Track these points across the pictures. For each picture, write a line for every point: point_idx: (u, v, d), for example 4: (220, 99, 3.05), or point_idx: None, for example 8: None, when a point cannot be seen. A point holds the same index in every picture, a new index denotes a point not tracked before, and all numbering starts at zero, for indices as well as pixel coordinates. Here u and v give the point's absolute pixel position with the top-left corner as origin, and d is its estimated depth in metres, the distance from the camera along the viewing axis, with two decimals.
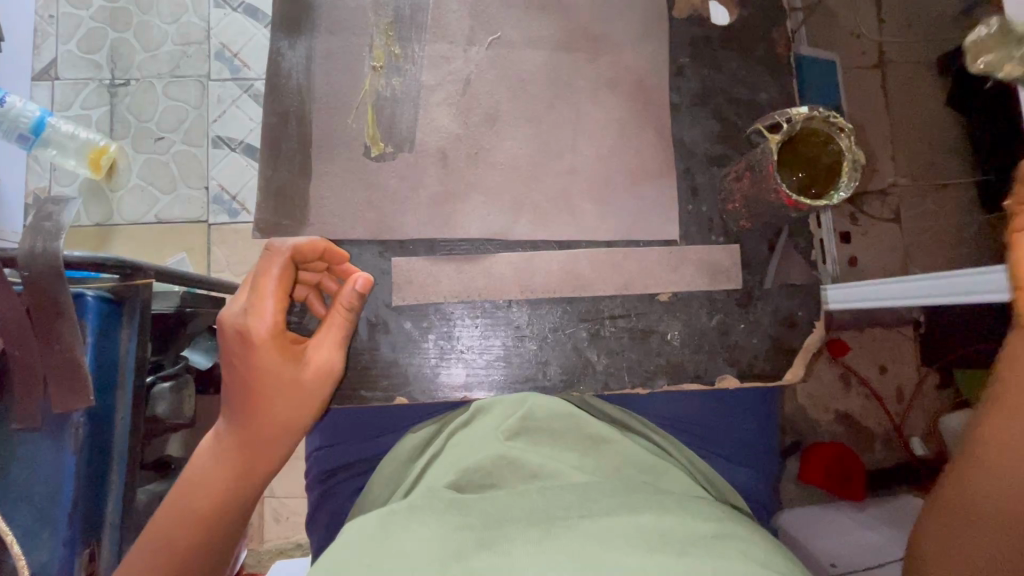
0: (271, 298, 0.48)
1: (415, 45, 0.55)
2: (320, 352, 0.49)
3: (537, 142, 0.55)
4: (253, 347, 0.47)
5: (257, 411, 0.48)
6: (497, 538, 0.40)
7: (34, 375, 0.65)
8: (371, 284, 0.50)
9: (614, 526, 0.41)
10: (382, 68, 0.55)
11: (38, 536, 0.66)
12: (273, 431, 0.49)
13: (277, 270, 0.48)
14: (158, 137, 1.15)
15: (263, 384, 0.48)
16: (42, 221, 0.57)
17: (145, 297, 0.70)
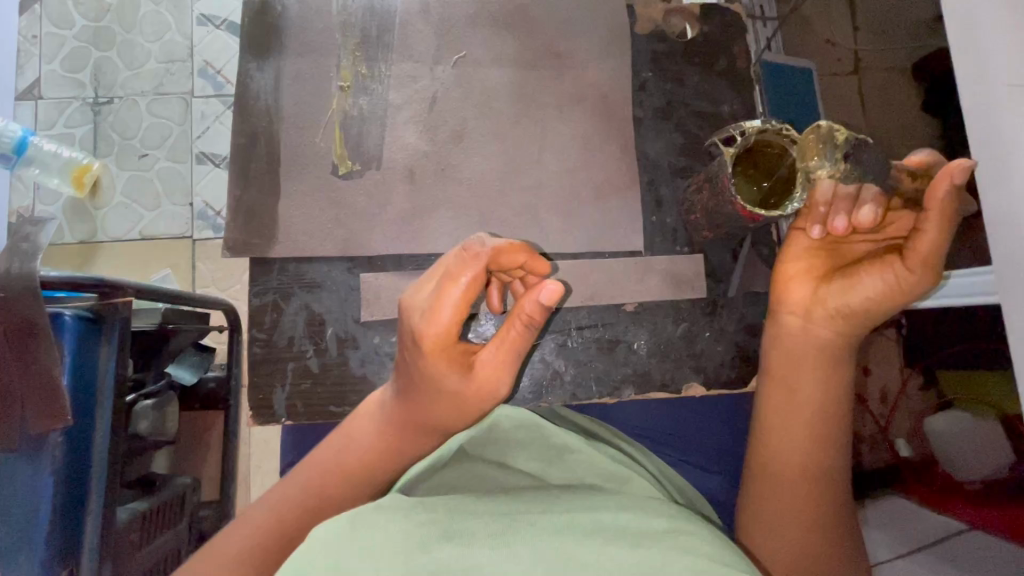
0: (454, 307, 0.45)
1: (382, 65, 0.57)
2: (495, 368, 0.47)
3: (503, 159, 0.57)
4: (425, 350, 0.46)
5: (415, 410, 0.48)
6: (459, 531, 0.41)
7: (12, 397, 0.65)
8: (556, 297, 0.46)
9: (574, 522, 0.42)
10: (349, 87, 0.56)
11: (15, 558, 0.67)
12: (428, 427, 0.49)
13: (464, 277, 0.44)
14: (142, 154, 1.16)
15: (433, 388, 0.47)
16: (22, 242, 0.63)
17: (125, 315, 0.70)
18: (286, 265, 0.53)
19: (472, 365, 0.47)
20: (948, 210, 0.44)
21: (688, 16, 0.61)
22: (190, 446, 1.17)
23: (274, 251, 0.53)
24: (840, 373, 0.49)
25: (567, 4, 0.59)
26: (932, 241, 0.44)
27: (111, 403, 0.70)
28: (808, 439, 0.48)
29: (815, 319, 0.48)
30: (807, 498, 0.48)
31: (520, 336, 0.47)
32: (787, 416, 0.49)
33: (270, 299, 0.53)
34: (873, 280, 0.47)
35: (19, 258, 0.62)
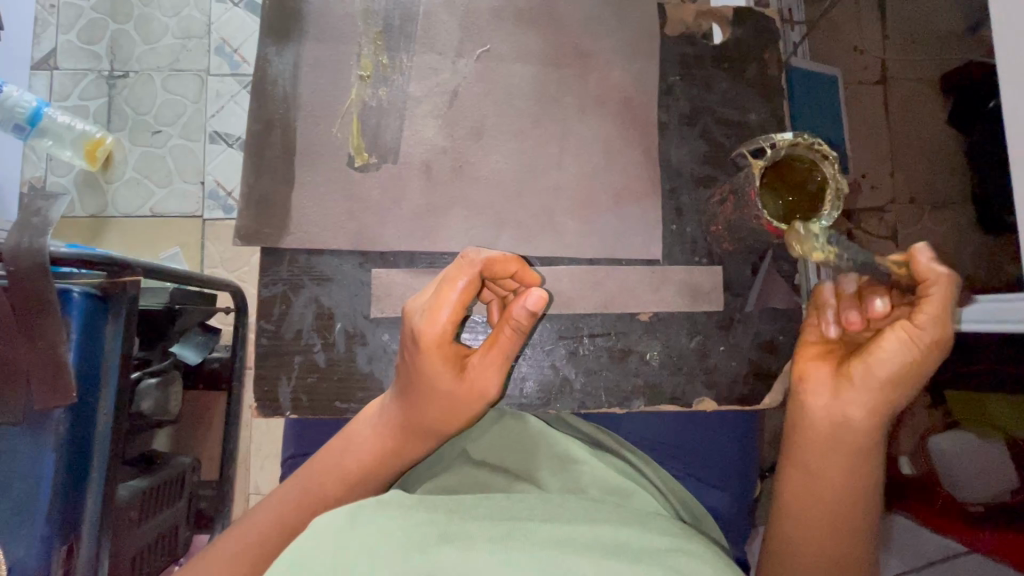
0: (446, 321, 0.45)
1: (403, 56, 0.55)
2: (483, 375, 0.47)
3: (521, 159, 0.55)
4: (422, 351, 0.45)
5: (409, 414, 0.48)
6: (459, 533, 0.41)
7: (19, 372, 0.65)
8: (545, 302, 0.45)
9: (574, 533, 0.41)
10: (368, 78, 0.54)
11: (16, 530, 0.67)
12: (422, 432, 0.48)
13: (454, 285, 0.45)
14: (156, 131, 1.15)
15: (423, 392, 0.47)
16: (31, 216, 0.60)
17: (133, 293, 0.71)
18: (298, 256, 0.53)
19: (462, 372, 0.47)
20: (930, 286, 0.42)
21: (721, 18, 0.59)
22: (191, 426, 1.17)
23: (286, 241, 0.52)
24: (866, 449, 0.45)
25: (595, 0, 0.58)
26: (924, 316, 0.43)
27: (115, 381, 0.71)
28: (828, 516, 0.46)
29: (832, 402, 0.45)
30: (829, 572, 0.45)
31: (505, 345, 0.47)
32: (806, 493, 0.46)
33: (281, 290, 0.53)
34: (894, 358, 0.43)
35: (30, 233, 0.60)
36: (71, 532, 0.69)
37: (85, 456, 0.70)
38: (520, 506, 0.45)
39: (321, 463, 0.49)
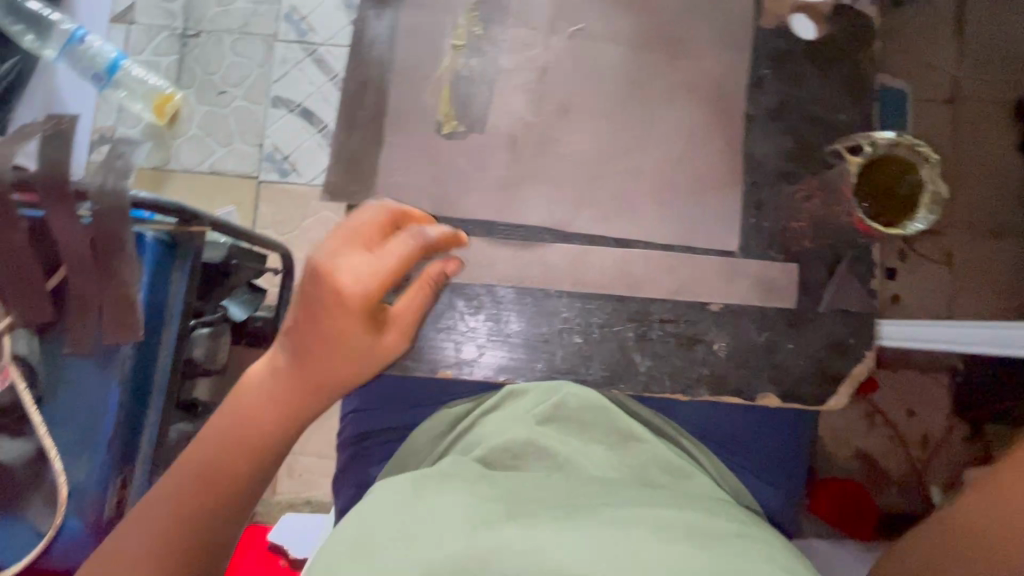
0: (381, 267, 0.44)
1: (497, 28, 0.56)
2: (403, 324, 0.48)
3: (605, 139, 0.55)
4: (325, 293, 0.44)
5: (312, 364, 0.45)
6: (522, 510, 0.45)
7: (91, 304, 0.70)
8: (460, 238, 0.48)
9: (637, 515, 0.44)
10: (461, 47, 0.55)
11: (77, 457, 0.73)
12: (327, 383, 0.46)
13: (345, 231, 0.45)
14: (221, 91, 1.18)
15: (323, 340, 0.45)
16: (114, 160, 0.65)
17: (198, 245, 0.79)
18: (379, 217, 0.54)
19: (383, 322, 0.47)
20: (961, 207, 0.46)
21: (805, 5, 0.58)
22: (232, 379, 1.22)
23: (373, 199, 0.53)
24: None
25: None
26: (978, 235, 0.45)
27: (176, 325, 0.80)
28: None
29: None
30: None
31: (427, 295, 0.49)
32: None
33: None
34: None
35: (112, 175, 0.64)
36: (126, 462, 0.76)
37: (146, 391, 0.78)
38: (572, 487, 0.48)
39: (223, 432, 0.44)
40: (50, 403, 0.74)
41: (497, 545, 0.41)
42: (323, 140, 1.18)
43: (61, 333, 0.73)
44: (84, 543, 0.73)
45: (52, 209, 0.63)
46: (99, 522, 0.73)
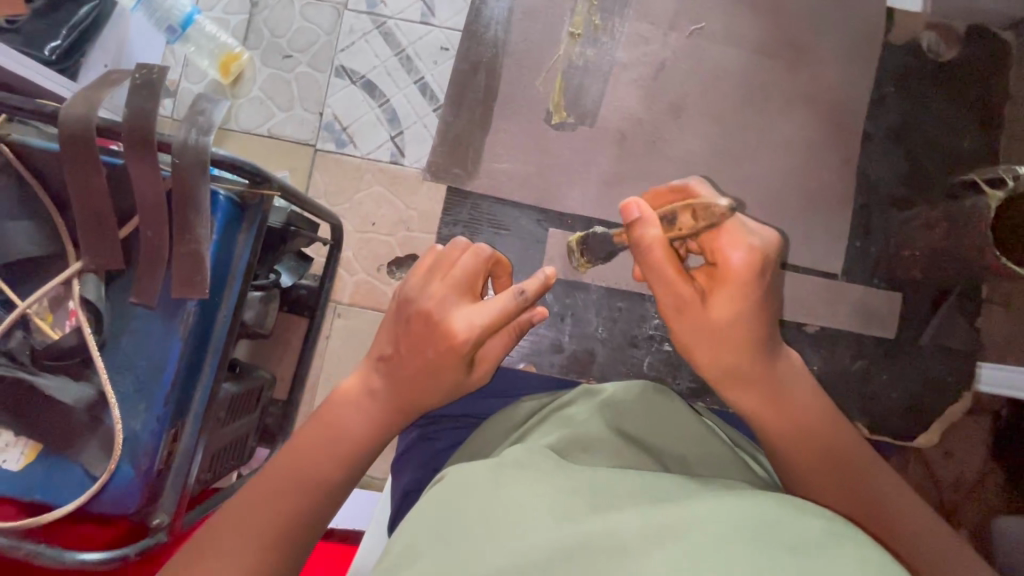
0: (484, 318, 0.51)
1: (609, 27, 0.82)
2: (491, 365, 0.55)
3: (699, 139, 0.80)
4: (426, 331, 0.52)
5: (405, 392, 0.53)
6: (606, 507, 0.42)
7: (159, 254, 0.66)
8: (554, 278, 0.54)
9: (733, 512, 0.38)
10: (577, 36, 0.81)
11: (133, 406, 0.68)
12: (413, 408, 0.54)
13: (445, 282, 0.53)
14: (286, 55, 1.13)
15: (414, 372, 0.52)
16: (196, 116, 0.62)
17: (265, 209, 0.72)
18: (485, 188, 0.79)
19: (475, 362, 0.54)
20: (756, 246, 0.52)
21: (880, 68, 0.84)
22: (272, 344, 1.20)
23: (481, 171, 0.79)
24: (771, 364, 0.54)
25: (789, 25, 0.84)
26: (741, 269, 0.51)
27: (238, 287, 0.72)
28: (809, 421, 0.54)
29: (725, 330, 0.52)
30: (834, 471, 0.52)
31: (515, 341, 0.56)
32: (776, 413, 0.54)
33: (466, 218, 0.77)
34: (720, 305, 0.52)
35: (195, 130, 0.61)
36: (178, 417, 0.71)
37: (205, 346, 0.72)
38: (654, 489, 0.45)
39: (309, 444, 0.52)
40: (108, 349, 0.69)
41: (583, 539, 0.38)
42: (383, 114, 1.11)
43: (126, 283, 0.70)
44: (134, 492, 0.68)
45: (131, 159, 0.60)
46: (151, 471, 0.68)
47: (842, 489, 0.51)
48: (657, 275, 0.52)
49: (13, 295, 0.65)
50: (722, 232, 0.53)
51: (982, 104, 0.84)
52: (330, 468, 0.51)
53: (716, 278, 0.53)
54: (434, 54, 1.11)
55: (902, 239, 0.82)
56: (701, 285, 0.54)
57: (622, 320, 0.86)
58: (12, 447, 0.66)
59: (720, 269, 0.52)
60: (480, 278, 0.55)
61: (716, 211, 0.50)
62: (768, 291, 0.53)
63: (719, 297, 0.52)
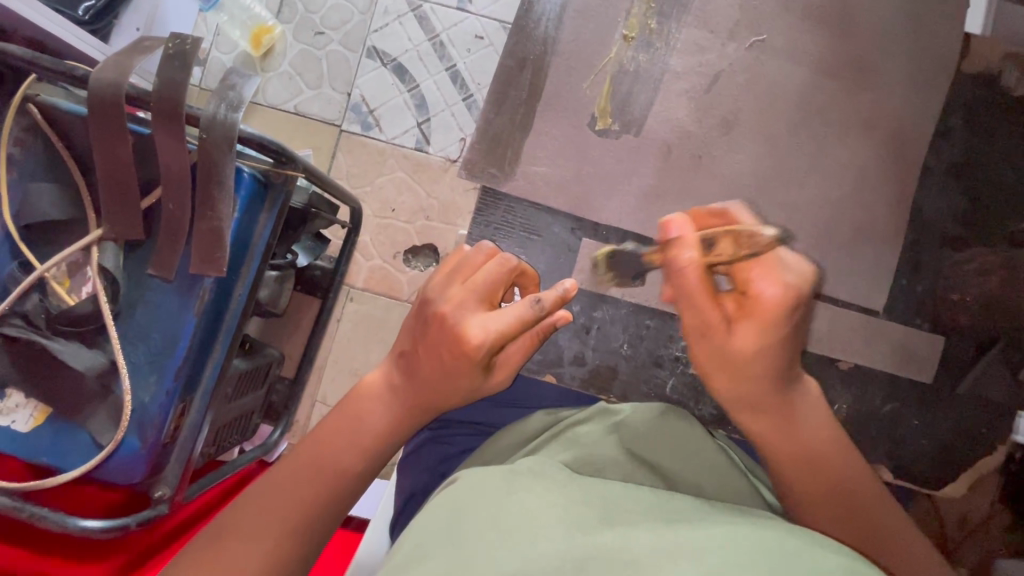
0: (497, 328, 0.49)
1: (662, 35, 0.92)
2: (511, 369, 0.53)
3: (735, 155, 0.89)
4: (438, 335, 0.50)
5: (422, 391, 0.52)
6: (619, 519, 0.40)
7: (180, 227, 0.65)
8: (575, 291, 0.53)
9: (752, 537, 0.37)
10: (631, 38, 0.91)
11: (145, 378, 0.67)
12: (429, 407, 0.52)
13: (465, 286, 0.51)
14: (318, 32, 1.08)
15: (429, 374, 0.51)
16: (226, 91, 0.60)
17: (289, 189, 0.70)
18: (522, 190, 0.88)
19: (493, 366, 0.52)
20: (793, 282, 0.48)
21: (936, 103, 0.91)
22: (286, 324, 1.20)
23: (519, 173, 0.88)
24: (791, 394, 0.51)
25: (853, 42, 0.92)
26: (775, 303, 0.48)
27: (256, 267, 0.71)
28: (820, 453, 0.51)
29: (747, 357, 0.49)
30: (837, 510, 0.50)
31: (537, 347, 0.53)
32: (790, 442, 0.51)
33: (499, 221, 0.88)
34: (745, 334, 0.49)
35: (224, 105, 0.59)
36: (187, 392, 0.69)
37: (219, 324, 0.70)
38: (669, 505, 0.42)
39: (324, 439, 0.51)
40: (123, 321, 0.67)
41: (594, 550, 0.36)
42: (411, 100, 1.06)
43: (144, 254, 0.69)
44: (140, 463, 0.67)
45: (157, 128, 0.58)
46: (158, 443, 0.67)
47: (855, 521, 0.50)
48: (686, 296, 0.50)
49: (31, 256, 0.64)
50: (757, 265, 0.50)
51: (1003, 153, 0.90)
52: (348, 459, 0.50)
53: (744, 308, 0.49)
54: (468, 42, 1.06)
55: (955, 282, 0.87)
56: (728, 312, 0.50)
57: (649, 338, 0.90)
58: (23, 407, 0.65)
59: (749, 300, 0.49)
60: (501, 285, 0.52)
61: (760, 240, 0.49)
62: (798, 325, 0.49)
63: (745, 327, 0.49)
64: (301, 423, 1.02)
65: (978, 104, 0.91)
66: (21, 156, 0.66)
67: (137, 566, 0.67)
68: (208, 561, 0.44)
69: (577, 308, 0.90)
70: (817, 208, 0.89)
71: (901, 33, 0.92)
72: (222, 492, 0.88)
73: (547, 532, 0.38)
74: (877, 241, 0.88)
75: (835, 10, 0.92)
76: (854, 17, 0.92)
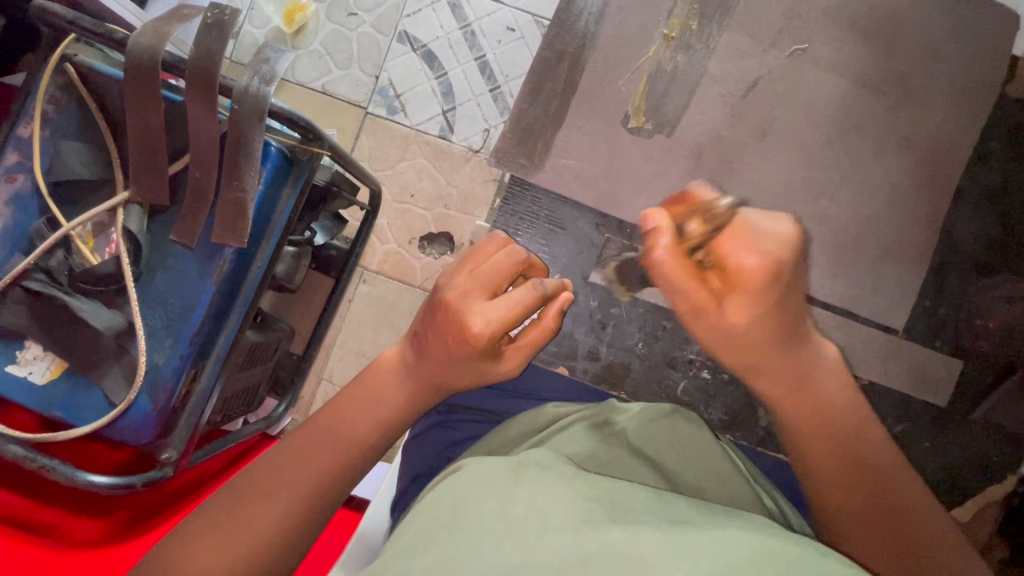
0: (504, 310, 0.49)
1: (704, 36, 0.93)
2: (521, 358, 0.53)
3: (756, 168, 0.90)
4: (443, 321, 0.50)
5: (433, 374, 0.52)
6: (625, 517, 0.40)
7: (204, 197, 0.65)
8: (570, 301, 0.53)
9: (754, 545, 0.37)
10: (671, 35, 0.93)
11: (160, 341, 0.68)
12: (438, 388, 0.53)
13: (472, 275, 0.51)
14: (351, 13, 1.08)
15: (438, 356, 0.51)
16: (260, 64, 0.60)
17: (314, 166, 0.71)
18: (549, 181, 0.93)
19: (502, 353, 0.51)
20: (769, 246, 0.46)
21: (976, 127, 0.90)
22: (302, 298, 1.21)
23: (548, 165, 0.93)
24: (799, 355, 0.51)
25: (898, 58, 0.91)
26: (758, 272, 0.45)
27: (276, 240, 0.71)
28: (833, 409, 0.52)
29: (743, 330, 0.49)
30: (852, 468, 0.51)
31: (549, 335, 0.53)
32: (805, 408, 0.52)
33: (525, 211, 0.94)
34: (734, 309, 0.48)
35: (258, 79, 0.59)
36: (200, 359, 0.70)
37: (235, 295, 0.71)
38: (676, 509, 0.42)
39: (335, 415, 0.51)
40: (143, 284, 0.69)
41: (599, 548, 0.36)
42: (438, 87, 1.06)
43: (169, 221, 0.70)
44: (150, 424, 0.68)
45: (190, 97, 0.59)
46: (168, 407, 0.68)
47: (865, 481, 0.50)
48: (670, 282, 0.49)
49: (57, 213, 0.65)
50: (728, 234, 0.46)
51: None
52: (361, 431, 0.51)
53: (728, 281, 0.47)
54: (499, 33, 1.05)
55: None
56: (715, 288, 0.48)
57: (664, 339, 0.91)
58: (40, 360, 0.66)
59: (730, 271, 0.47)
60: (508, 274, 0.52)
61: (721, 213, 0.48)
62: (787, 290, 0.48)
63: (734, 301, 0.48)
64: (308, 399, 1.04)
65: (1010, 131, 0.91)
66: (56, 114, 0.66)
67: (137, 524, 0.68)
68: (220, 522, 0.45)
69: (594, 302, 0.92)
70: (841, 224, 0.90)
71: (944, 52, 0.91)
72: (225, 460, 0.90)
73: (554, 528, 0.38)
74: (900, 260, 0.89)
75: (878, 23, 0.92)
76: (901, 33, 0.92)
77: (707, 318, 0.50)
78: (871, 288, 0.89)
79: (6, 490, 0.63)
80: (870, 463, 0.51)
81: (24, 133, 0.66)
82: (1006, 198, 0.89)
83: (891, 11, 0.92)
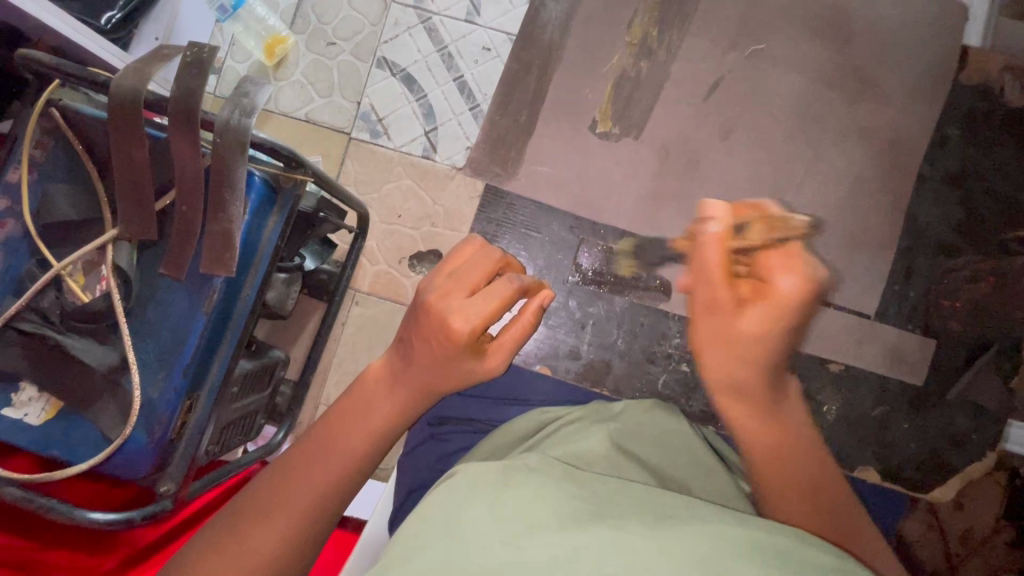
0: (484, 305, 0.50)
1: (665, 43, 0.96)
2: (505, 355, 0.53)
3: (726, 166, 0.93)
4: (427, 321, 0.51)
5: (418, 376, 0.52)
6: (611, 514, 0.40)
7: (191, 231, 0.66)
8: (551, 299, 0.54)
9: (738, 535, 0.38)
10: (633, 43, 0.96)
11: (153, 373, 0.68)
12: (425, 391, 0.53)
13: (452, 277, 0.52)
14: (330, 43, 1.11)
15: (422, 356, 0.52)
16: (240, 97, 0.61)
17: (298, 192, 0.72)
18: (524, 189, 0.96)
19: (485, 350, 0.52)
20: (815, 275, 0.48)
21: (938, 114, 0.93)
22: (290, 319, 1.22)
23: (522, 174, 0.96)
24: (777, 389, 0.51)
25: (853, 52, 0.94)
26: (792, 295, 0.48)
27: (264, 267, 0.72)
28: (794, 442, 0.51)
29: (753, 342, 0.49)
30: (803, 491, 0.50)
31: (530, 332, 0.54)
32: (776, 444, 0.50)
33: (501, 218, 0.97)
34: (753, 319, 0.48)
35: (238, 111, 0.60)
36: (194, 389, 0.71)
37: (226, 323, 0.72)
38: (657, 503, 0.43)
39: (329, 432, 0.52)
40: (135, 319, 0.69)
41: (585, 544, 0.36)
42: (419, 108, 1.08)
43: (157, 256, 0.70)
44: (146, 458, 0.68)
45: (174, 134, 0.60)
46: (164, 440, 0.68)
47: (820, 501, 0.50)
48: (700, 268, 0.51)
49: (48, 254, 0.66)
50: (781, 255, 0.50)
51: (995, 165, 0.92)
52: (356, 447, 0.51)
53: (760, 293, 0.49)
54: (475, 53, 1.07)
55: (947, 288, 0.90)
56: (741, 295, 0.50)
57: (645, 335, 0.93)
58: (35, 401, 0.67)
59: (766, 288, 0.49)
60: (486, 272, 0.53)
61: (793, 228, 0.51)
62: (803, 318, 0.49)
63: (755, 312, 0.48)
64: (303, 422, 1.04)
65: (973, 116, 0.93)
66: (43, 157, 0.68)
67: (139, 558, 0.68)
68: (220, 546, 0.46)
69: (574, 304, 0.93)
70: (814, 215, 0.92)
71: (903, 43, 0.94)
72: (224, 489, 0.90)
73: (541, 525, 0.39)
74: (877, 245, 0.91)
75: (834, 21, 0.95)
76: (855, 28, 0.95)
77: (710, 329, 0.50)
78: (849, 275, 0.90)
79: (8, 533, 0.63)
80: (820, 491, 0.51)
81: (13, 177, 0.68)
82: (972, 181, 0.92)
83: (844, 9, 0.95)
